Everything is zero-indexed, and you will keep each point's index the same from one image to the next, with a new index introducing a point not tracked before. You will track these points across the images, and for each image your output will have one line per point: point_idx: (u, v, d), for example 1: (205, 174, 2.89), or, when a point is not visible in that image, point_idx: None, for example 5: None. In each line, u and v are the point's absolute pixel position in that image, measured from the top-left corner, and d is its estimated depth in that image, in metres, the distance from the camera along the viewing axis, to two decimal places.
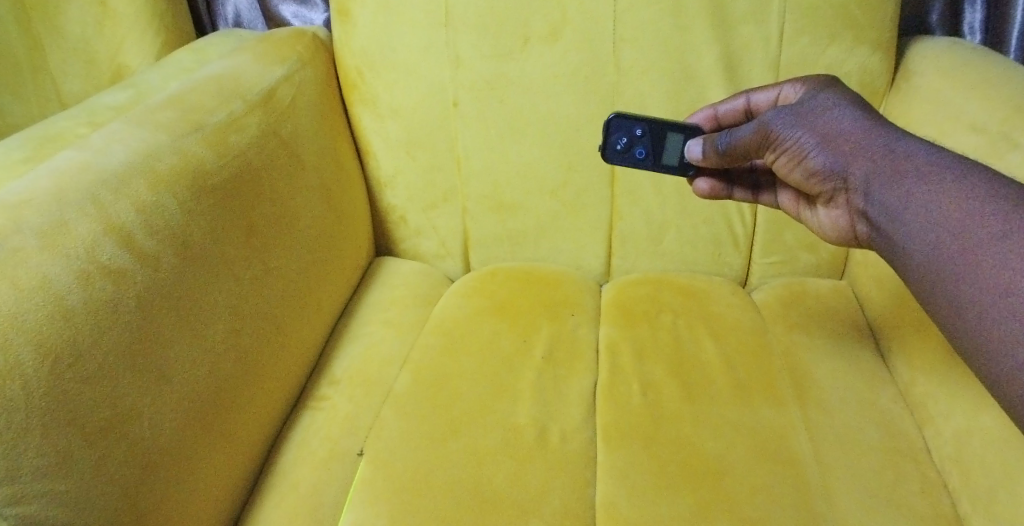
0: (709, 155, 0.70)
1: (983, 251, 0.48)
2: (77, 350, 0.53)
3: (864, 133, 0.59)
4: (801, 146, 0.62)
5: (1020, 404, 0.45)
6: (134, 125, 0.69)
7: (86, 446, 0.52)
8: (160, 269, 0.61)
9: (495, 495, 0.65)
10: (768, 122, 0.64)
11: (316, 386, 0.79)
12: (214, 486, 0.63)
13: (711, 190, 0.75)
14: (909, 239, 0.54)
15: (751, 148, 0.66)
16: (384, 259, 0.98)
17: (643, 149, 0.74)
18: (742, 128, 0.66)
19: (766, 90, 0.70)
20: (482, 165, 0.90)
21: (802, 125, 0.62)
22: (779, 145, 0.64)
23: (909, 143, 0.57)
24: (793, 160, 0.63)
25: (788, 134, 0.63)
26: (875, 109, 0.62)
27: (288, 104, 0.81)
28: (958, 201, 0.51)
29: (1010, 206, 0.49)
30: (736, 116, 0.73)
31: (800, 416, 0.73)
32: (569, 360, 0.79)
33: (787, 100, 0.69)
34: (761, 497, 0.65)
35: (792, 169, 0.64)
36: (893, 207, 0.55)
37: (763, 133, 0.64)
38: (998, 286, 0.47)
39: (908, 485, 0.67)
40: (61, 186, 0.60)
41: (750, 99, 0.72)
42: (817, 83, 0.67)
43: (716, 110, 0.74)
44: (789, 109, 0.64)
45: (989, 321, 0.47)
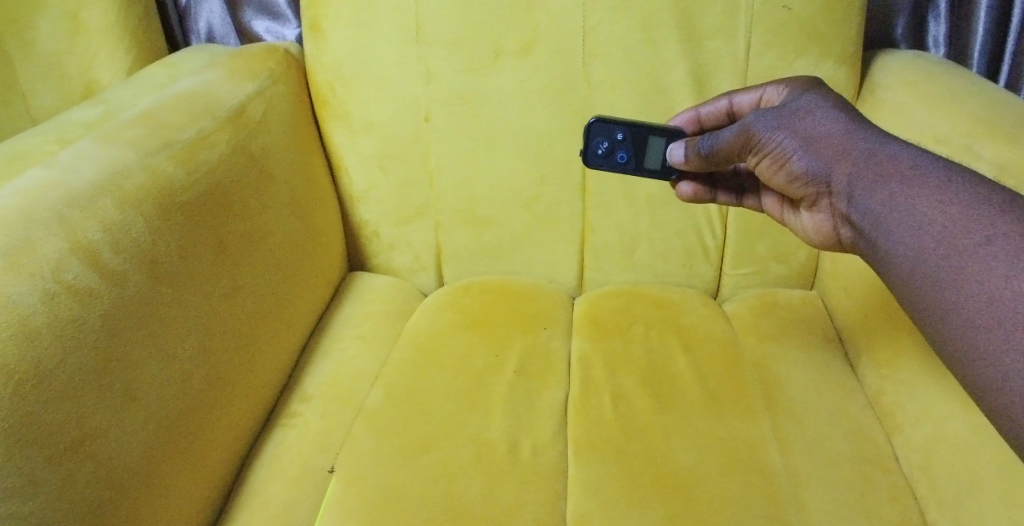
0: (692, 159, 0.70)
1: (967, 259, 0.49)
2: (42, 372, 0.53)
3: (846, 135, 0.60)
4: (783, 149, 0.63)
5: (1001, 412, 0.46)
6: (102, 142, 0.68)
7: (51, 468, 0.52)
8: (128, 288, 0.61)
9: (467, 510, 0.65)
10: (750, 125, 0.65)
11: (287, 403, 0.79)
12: (184, 505, 0.63)
13: (694, 193, 0.76)
14: (892, 244, 0.54)
15: (734, 151, 0.67)
16: (358, 273, 0.98)
17: (625, 153, 0.75)
18: (725, 130, 0.67)
19: (749, 92, 0.71)
20: (454, 180, 0.90)
21: (785, 128, 0.63)
22: (761, 148, 0.65)
23: (893, 146, 0.57)
24: (775, 163, 0.64)
25: (770, 136, 0.63)
26: (858, 111, 0.62)
27: (259, 121, 0.81)
28: (943, 206, 0.51)
29: (996, 212, 0.49)
30: (718, 118, 0.74)
31: (770, 426, 0.74)
32: (540, 373, 0.80)
33: (770, 102, 0.69)
34: (731, 508, 0.65)
35: (775, 173, 0.65)
36: (876, 211, 0.56)
37: (746, 136, 0.65)
38: (983, 294, 0.47)
39: (876, 494, 0.67)
40: (26, 204, 0.60)
41: (733, 100, 0.72)
42: (800, 84, 0.68)
43: (698, 112, 0.74)
44: (771, 112, 0.65)
45: (974, 330, 0.47)
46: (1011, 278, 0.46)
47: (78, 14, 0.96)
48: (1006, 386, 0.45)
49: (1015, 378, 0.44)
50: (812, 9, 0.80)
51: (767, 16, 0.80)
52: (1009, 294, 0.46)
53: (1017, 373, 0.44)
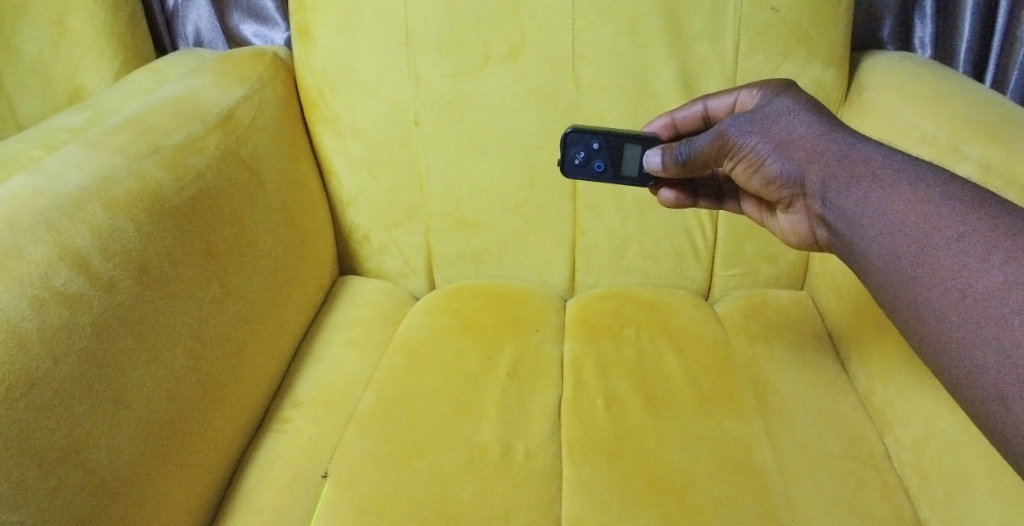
0: (669, 166, 0.70)
1: (938, 256, 0.49)
2: (32, 379, 0.52)
3: (819, 137, 0.60)
4: (758, 154, 0.63)
5: (975, 404, 0.46)
6: (90, 148, 0.68)
7: (41, 476, 0.51)
8: (118, 293, 0.61)
9: (460, 514, 0.65)
10: (725, 130, 0.65)
11: (280, 409, 0.78)
12: (176, 512, 0.62)
13: (676, 199, 0.76)
14: (868, 243, 0.55)
15: (710, 158, 0.67)
16: (348, 278, 0.98)
17: (602, 162, 0.74)
18: (700, 137, 0.67)
19: (723, 96, 0.72)
20: (445, 183, 0.90)
21: (758, 132, 0.64)
22: (736, 153, 0.65)
23: (865, 147, 0.58)
24: (751, 167, 0.65)
25: (744, 141, 0.64)
26: (829, 113, 0.63)
27: (247, 125, 0.81)
28: (915, 205, 0.52)
29: (966, 208, 0.50)
30: (693, 123, 0.74)
31: (762, 426, 0.74)
32: (532, 376, 0.80)
33: (745, 106, 0.70)
34: (724, 508, 0.65)
35: (750, 177, 0.66)
36: (851, 211, 0.56)
37: (721, 142, 0.66)
38: (956, 289, 0.47)
39: (868, 492, 0.68)
40: (14, 210, 0.59)
41: (707, 105, 0.73)
42: (772, 87, 0.68)
43: (673, 118, 0.75)
44: (745, 117, 0.65)
45: (949, 325, 0.47)
46: (981, 272, 0.46)
47: (64, 19, 0.95)
48: (981, 378, 0.45)
49: (991, 371, 0.44)
50: (798, 11, 0.80)
51: (755, 19, 0.81)
52: (980, 288, 0.46)
53: (994, 367, 0.44)
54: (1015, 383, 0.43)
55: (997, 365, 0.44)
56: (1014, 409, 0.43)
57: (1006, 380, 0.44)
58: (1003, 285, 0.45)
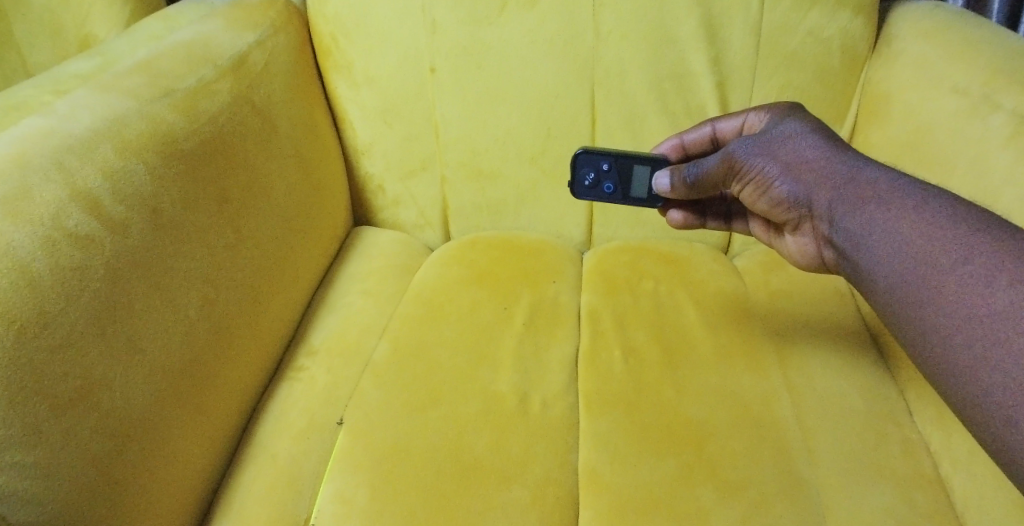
0: (677, 187, 0.71)
1: (944, 278, 0.49)
2: (45, 320, 0.52)
3: (826, 159, 0.60)
4: (766, 176, 0.64)
5: (981, 427, 0.45)
6: (100, 91, 0.66)
7: (54, 418, 0.51)
8: (129, 237, 0.60)
9: (476, 462, 0.64)
10: (733, 152, 0.66)
11: (294, 358, 0.77)
12: (189, 462, 0.62)
13: (684, 221, 0.77)
14: (874, 266, 0.54)
15: (718, 179, 0.68)
16: (362, 228, 0.97)
17: (612, 184, 0.75)
18: (708, 159, 0.68)
19: (732, 118, 0.72)
20: (461, 133, 0.89)
21: (766, 154, 0.64)
22: (745, 175, 0.65)
23: (871, 169, 0.58)
24: (759, 190, 0.65)
25: (752, 163, 0.64)
26: (837, 136, 0.63)
27: (260, 71, 0.79)
28: (920, 227, 0.51)
29: (971, 230, 0.49)
30: (702, 144, 0.75)
31: (783, 379, 0.73)
32: (550, 327, 0.79)
33: (752, 128, 0.71)
34: (744, 461, 0.65)
35: (759, 198, 0.66)
36: (857, 233, 0.56)
37: (729, 163, 0.66)
38: (961, 312, 0.47)
39: (890, 447, 0.67)
40: (24, 151, 0.58)
41: (716, 127, 0.74)
42: (781, 110, 0.69)
43: (681, 140, 0.75)
44: (753, 139, 0.66)
45: (955, 348, 0.47)
46: (988, 295, 0.46)
47: None
48: (986, 401, 0.44)
49: (996, 394, 0.44)
50: None
51: None
52: (985, 311, 0.46)
53: (998, 391, 0.44)
54: (1017, 407, 0.43)
55: (1003, 389, 0.44)
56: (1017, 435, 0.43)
57: (1009, 404, 0.43)
58: (1009, 307, 0.45)
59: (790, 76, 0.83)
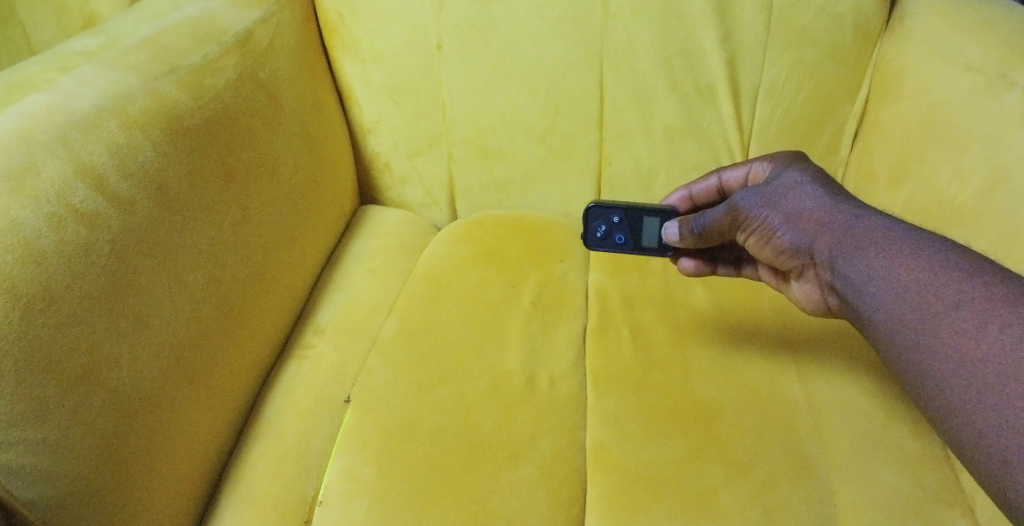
0: (686, 237, 0.69)
1: (939, 323, 0.50)
2: (52, 295, 0.52)
3: (826, 208, 0.60)
4: (769, 226, 0.63)
5: (979, 469, 0.46)
6: (105, 68, 0.66)
7: (62, 394, 0.51)
8: (135, 213, 0.59)
9: (484, 440, 0.64)
10: (736, 203, 0.65)
11: (301, 335, 0.77)
12: (196, 439, 0.62)
13: (696, 268, 0.74)
14: (874, 313, 0.54)
15: (723, 229, 0.66)
16: (369, 207, 0.96)
17: (623, 235, 0.73)
18: (713, 209, 0.67)
19: (736, 168, 0.71)
20: (468, 111, 0.88)
21: (768, 204, 0.63)
22: (748, 225, 0.65)
23: (870, 217, 0.58)
24: (762, 239, 0.64)
25: (755, 214, 0.63)
26: (836, 183, 0.63)
27: (266, 48, 0.78)
28: (916, 274, 0.52)
29: (964, 276, 0.50)
30: (710, 195, 0.74)
31: (791, 357, 0.72)
32: (557, 306, 0.79)
33: (757, 178, 0.70)
34: (753, 440, 0.64)
35: (763, 247, 0.65)
36: (858, 281, 0.56)
37: (733, 214, 0.65)
38: (956, 357, 0.48)
39: (900, 426, 0.66)
40: (29, 127, 0.57)
41: (722, 178, 0.72)
42: (783, 159, 0.68)
43: (690, 191, 0.75)
44: (755, 188, 0.65)
45: (952, 391, 0.48)
46: (981, 339, 0.47)
47: None
48: (981, 443, 0.45)
49: (991, 436, 0.45)
50: None
51: None
52: (979, 355, 0.47)
53: (993, 434, 0.45)
54: (1015, 449, 0.44)
55: (997, 432, 0.45)
56: (1013, 475, 0.44)
57: (1005, 445, 0.44)
58: (1002, 352, 0.46)
59: (802, 52, 0.81)
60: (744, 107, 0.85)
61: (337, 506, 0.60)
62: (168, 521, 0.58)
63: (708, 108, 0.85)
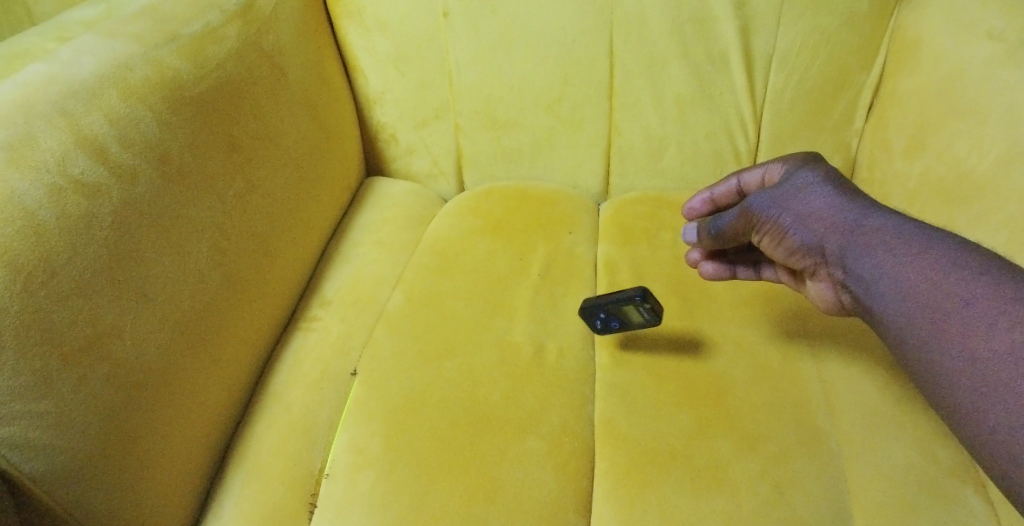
0: (704, 239, 0.70)
1: (948, 323, 0.48)
2: (52, 267, 0.51)
3: (837, 208, 0.58)
4: (781, 226, 0.61)
5: (989, 463, 0.46)
6: (105, 36, 0.65)
7: (65, 367, 0.50)
8: (137, 185, 0.59)
9: (491, 412, 0.64)
10: (749, 205, 0.64)
11: (307, 308, 0.77)
12: (202, 413, 0.61)
13: (716, 273, 0.73)
14: (885, 313, 0.53)
15: (739, 231, 0.66)
16: (375, 179, 0.95)
17: (614, 318, 0.68)
18: (728, 212, 0.66)
19: (754, 171, 0.68)
20: (475, 80, 0.86)
21: (780, 205, 0.61)
22: (761, 226, 0.63)
23: (881, 215, 0.56)
24: (775, 240, 0.63)
25: (767, 215, 0.62)
26: (848, 182, 0.60)
27: (269, 15, 0.77)
28: (926, 272, 0.51)
29: (974, 273, 0.49)
30: (730, 197, 0.71)
31: (804, 330, 0.71)
32: (566, 277, 0.78)
33: (773, 181, 0.67)
34: (764, 413, 0.63)
35: (777, 247, 0.63)
36: (871, 282, 0.54)
37: (747, 216, 0.64)
38: (965, 354, 0.47)
39: (915, 400, 0.64)
40: (28, 97, 0.57)
41: (740, 180, 0.69)
42: (799, 161, 0.65)
43: (711, 193, 0.72)
44: (768, 190, 0.63)
45: (962, 389, 0.47)
46: (990, 338, 0.46)
47: None
48: (992, 439, 0.45)
49: (1001, 433, 0.44)
50: None
51: None
52: (988, 351, 0.46)
53: (1002, 431, 0.44)
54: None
55: (1006, 429, 0.44)
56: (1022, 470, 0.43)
57: (1016, 442, 0.44)
58: (1012, 349, 0.45)
59: (819, 18, 0.79)
60: (757, 75, 0.83)
61: (344, 479, 0.60)
62: (174, 495, 0.58)
63: (720, 77, 0.83)
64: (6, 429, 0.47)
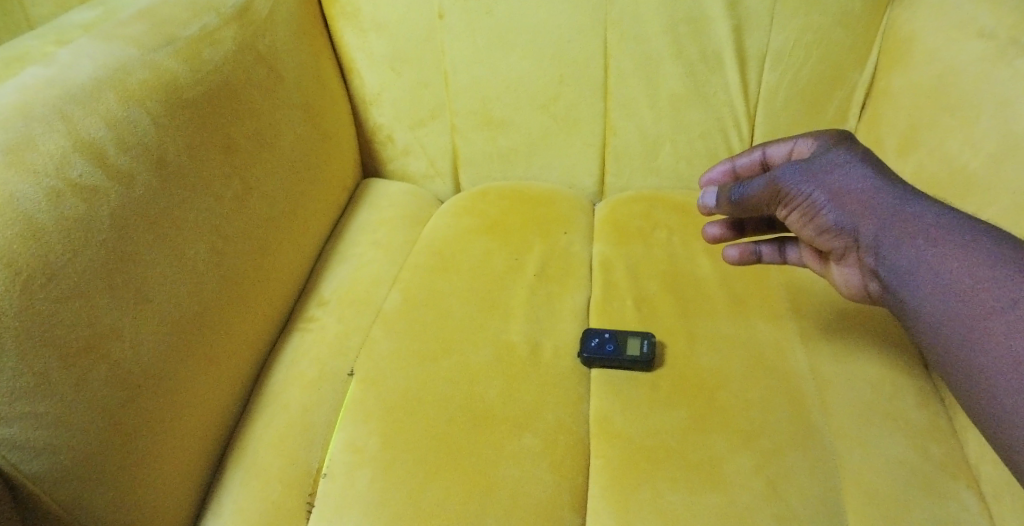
0: (722, 205, 0.68)
1: (991, 321, 0.49)
2: (50, 270, 0.51)
3: (876, 191, 0.58)
4: (813, 203, 0.60)
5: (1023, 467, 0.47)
6: (102, 40, 0.65)
7: (65, 368, 0.51)
8: (135, 187, 0.59)
9: (488, 411, 0.64)
10: (779, 177, 0.62)
11: (305, 308, 0.77)
12: (201, 413, 0.62)
13: (741, 257, 0.72)
14: (922, 305, 0.53)
15: (762, 202, 0.64)
16: (372, 180, 0.96)
17: (612, 343, 0.68)
18: (754, 181, 0.64)
19: (780, 144, 0.67)
20: (471, 81, 0.87)
21: (814, 181, 0.60)
22: (790, 201, 0.62)
23: (920, 204, 0.56)
24: (803, 217, 0.62)
25: (799, 190, 0.61)
26: (884, 165, 0.60)
27: (265, 18, 0.78)
28: (969, 268, 0.51)
29: (1019, 272, 0.49)
30: (753, 170, 0.70)
31: (797, 328, 0.72)
32: (561, 276, 0.78)
33: (801, 155, 0.66)
34: (758, 410, 0.64)
35: (805, 226, 0.62)
36: (908, 272, 0.54)
37: (775, 189, 0.62)
38: (1009, 356, 0.48)
39: (906, 397, 0.65)
40: (27, 100, 0.57)
41: (766, 152, 0.68)
42: (829, 138, 0.64)
43: (733, 164, 0.71)
44: (801, 163, 0.62)
45: (1001, 390, 0.48)
46: None
47: None
48: None
49: None
50: None
51: None
52: None
53: None
54: None
55: None
56: None
57: None
58: None
59: (812, 18, 0.80)
60: (751, 74, 0.84)
61: (342, 478, 0.61)
62: (174, 495, 0.58)
63: (714, 76, 0.84)
64: (7, 429, 0.47)
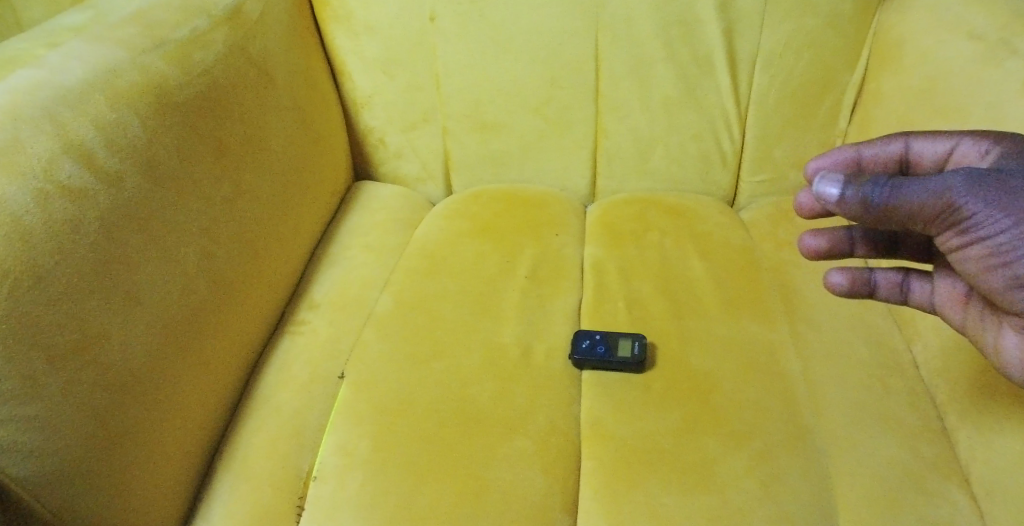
0: (849, 202, 0.50)
1: None
2: (38, 272, 0.51)
3: None
4: (1012, 242, 0.45)
5: None
6: (91, 41, 0.65)
7: (53, 372, 0.50)
8: (124, 189, 0.59)
9: (479, 413, 0.64)
10: (955, 188, 0.46)
11: (296, 311, 0.77)
12: (191, 416, 0.62)
13: (849, 287, 0.60)
14: None
15: (919, 215, 0.48)
16: (364, 184, 0.96)
17: (603, 344, 0.68)
18: (916, 185, 0.47)
19: (936, 140, 0.55)
20: (464, 84, 0.87)
21: (1013, 211, 0.45)
22: (967, 226, 0.46)
23: None
24: (989, 253, 0.47)
25: (982, 215, 0.46)
26: None
27: (256, 21, 0.78)
28: None
29: None
30: (885, 164, 0.57)
31: (789, 330, 0.72)
32: (553, 278, 0.78)
33: (964, 160, 0.54)
34: (749, 412, 0.64)
35: (987, 268, 0.47)
36: None
37: (949, 204, 0.46)
38: None
39: (897, 398, 0.65)
40: (15, 102, 0.57)
41: (911, 146, 0.56)
42: (1015, 144, 0.51)
43: (860, 154, 0.58)
44: (989, 177, 0.47)
45: None
46: None
47: None
48: None
49: None
50: None
51: None
52: None
53: None
54: None
55: None
56: None
57: None
58: None
59: (802, 20, 0.80)
60: (742, 77, 0.84)
61: (333, 481, 0.60)
62: (163, 498, 0.58)
63: (706, 79, 0.84)
64: None
